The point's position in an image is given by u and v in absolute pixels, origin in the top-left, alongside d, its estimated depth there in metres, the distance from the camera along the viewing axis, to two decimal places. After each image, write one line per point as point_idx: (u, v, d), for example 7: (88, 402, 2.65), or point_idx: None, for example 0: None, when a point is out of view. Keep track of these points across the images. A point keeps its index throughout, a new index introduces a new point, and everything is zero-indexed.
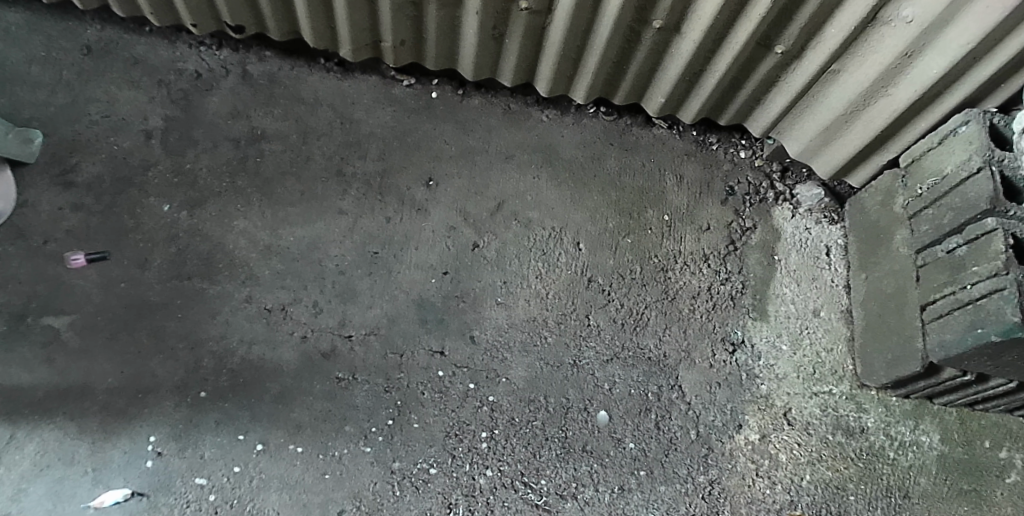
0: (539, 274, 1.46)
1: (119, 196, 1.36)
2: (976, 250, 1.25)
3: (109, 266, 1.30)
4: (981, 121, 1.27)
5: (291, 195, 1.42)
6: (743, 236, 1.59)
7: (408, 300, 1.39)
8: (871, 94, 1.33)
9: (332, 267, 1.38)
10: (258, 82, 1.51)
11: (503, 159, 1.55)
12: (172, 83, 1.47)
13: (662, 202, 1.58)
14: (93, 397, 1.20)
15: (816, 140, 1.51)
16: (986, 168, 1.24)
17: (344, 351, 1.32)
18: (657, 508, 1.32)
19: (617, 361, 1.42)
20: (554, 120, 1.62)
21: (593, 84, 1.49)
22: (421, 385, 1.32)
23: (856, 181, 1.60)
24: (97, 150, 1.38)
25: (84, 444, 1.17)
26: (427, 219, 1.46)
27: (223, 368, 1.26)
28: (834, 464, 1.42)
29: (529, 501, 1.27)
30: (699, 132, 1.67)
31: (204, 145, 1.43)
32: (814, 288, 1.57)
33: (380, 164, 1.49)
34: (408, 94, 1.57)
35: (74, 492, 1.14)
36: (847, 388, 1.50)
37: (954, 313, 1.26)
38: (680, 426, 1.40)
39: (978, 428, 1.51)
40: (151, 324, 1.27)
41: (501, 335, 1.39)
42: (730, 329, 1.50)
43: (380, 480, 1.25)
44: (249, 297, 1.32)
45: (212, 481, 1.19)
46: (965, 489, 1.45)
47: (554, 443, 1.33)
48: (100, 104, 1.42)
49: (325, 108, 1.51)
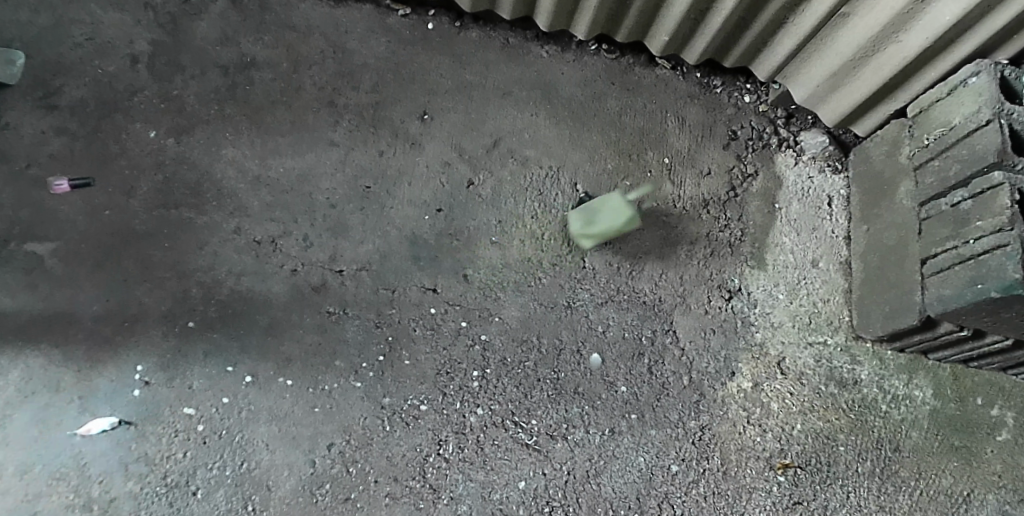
0: (535, 214, 1.43)
1: (104, 121, 1.31)
2: (981, 204, 1.22)
3: (94, 193, 1.27)
4: (992, 73, 1.24)
5: (281, 125, 1.37)
6: (743, 183, 1.55)
7: (400, 236, 1.35)
8: (880, 41, 1.29)
9: (324, 200, 1.34)
10: (248, 8, 1.45)
11: (501, 95, 1.49)
12: (159, 6, 1.41)
13: (663, 145, 1.54)
14: (79, 324, 1.19)
15: (822, 87, 1.46)
16: (995, 121, 1.21)
17: (334, 285, 1.30)
18: (647, 451, 1.33)
19: (613, 305, 1.40)
20: (554, 56, 1.55)
21: (595, 19, 1.44)
22: (412, 321, 1.31)
23: (862, 129, 1.55)
24: (81, 74, 1.33)
25: (69, 371, 1.17)
26: (421, 154, 1.42)
27: (212, 299, 1.25)
28: (826, 414, 1.42)
29: (519, 440, 1.28)
30: (703, 74, 1.61)
31: (192, 71, 1.38)
32: (814, 238, 1.54)
33: (373, 97, 1.43)
34: (404, 24, 1.50)
35: (61, 420, 1.14)
36: (842, 339, 1.48)
37: (954, 267, 1.24)
38: (673, 372, 1.39)
39: (972, 386, 1.50)
40: (139, 252, 1.25)
41: (495, 275, 1.37)
42: (728, 276, 1.48)
43: (370, 415, 1.24)
44: (238, 228, 1.29)
45: (200, 412, 1.19)
46: (955, 444, 1.45)
47: (546, 384, 1.32)
48: (84, 26, 1.37)
49: (317, 36, 1.45)
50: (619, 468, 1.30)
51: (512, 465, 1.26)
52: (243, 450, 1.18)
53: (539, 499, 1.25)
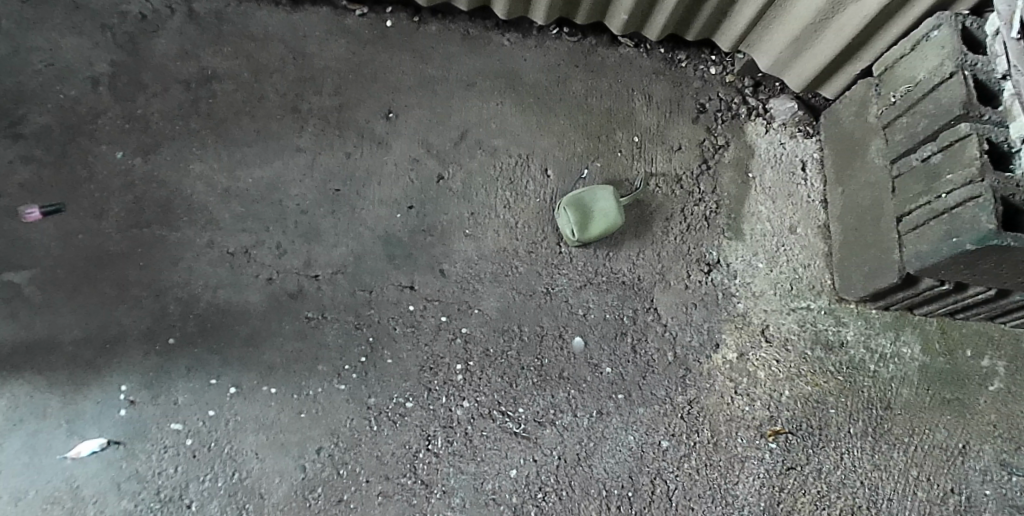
0: (507, 204, 1.43)
1: (69, 146, 1.30)
2: (951, 157, 1.22)
3: (66, 219, 1.27)
4: (953, 25, 1.24)
5: (246, 135, 1.37)
6: (715, 155, 1.55)
7: (373, 236, 1.36)
8: (838, 2, 1.28)
9: (294, 206, 1.35)
10: (204, 21, 1.43)
11: (465, 87, 1.49)
12: (115, 26, 1.40)
13: (631, 124, 1.54)
14: (61, 350, 1.20)
15: (785, 53, 1.46)
16: (959, 72, 1.21)
17: (311, 291, 1.30)
18: (636, 430, 1.33)
19: (592, 287, 1.40)
20: (516, 44, 1.54)
21: (553, 4, 1.42)
22: (392, 320, 1.31)
23: (831, 92, 1.55)
24: (43, 100, 1.32)
25: (56, 396, 1.17)
26: (388, 152, 1.41)
27: (190, 314, 1.25)
28: (813, 379, 1.42)
29: (507, 429, 1.28)
30: (667, 49, 1.61)
31: (154, 89, 1.37)
32: (790, 204, 1.54)
33: (336, 100, 1.43)
34: (362, 24, 1.49)
35: (51, 444, 1.15)
36: (825, 302, 1.49)
37: (929, 223, 1.23)
38: (656, 349, 1.39)
39: (959, 338, 1.51)
40: (115, 273, 1.25)
41: (471, 267, 1.37)
42: (705, 250, 1.48)
43: (357, 416, 1.25)
44: (211, 241, 1.30)
45: (187, 426, 1.20)
46: (947, 398, 1.45)
47: (530, 372, 1.33)
48: (42, 52, 1.35)
49: (275, 44, 1.44)
50: (610, 449, 1.31)
51: (502, 454, 1.27)
52: (233, 460, 1.19)
53: (531, 486, 1.26)
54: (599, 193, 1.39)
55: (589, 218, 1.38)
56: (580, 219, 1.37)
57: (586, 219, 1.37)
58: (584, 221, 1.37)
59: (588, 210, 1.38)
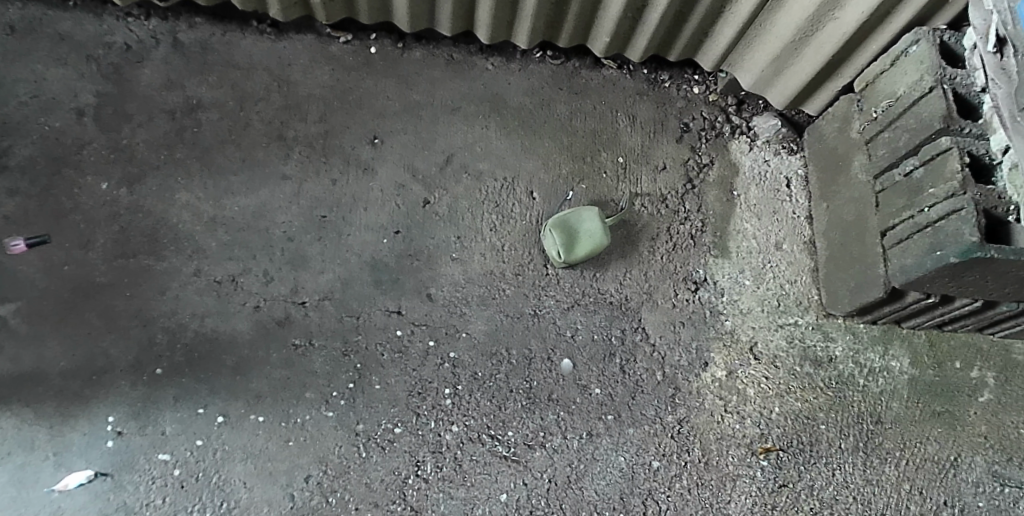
0: (494, 226, 1.43)
1: (55, 177, 1.31)
2: (933, 172, 1.23)
3: (52, 250, 1.27)
4: (931, 39, 1.25)
5: (232, 163, 1.38)
6: (700, 174, 1.56)
7: (360, 262, 1.36)
8: (817, 20, 1.30)
9: (281, 234, 1.35)
10: (190, 51, 1.45)
11: (449, 112, 1.50)
12: (101, 57, 1.41)
13: (616, 144, 1.55)
14: (47, 382, 1.19)
15: (767, 70, 1.48)
16: (938, 87, 1.22)
17: (299, 318, 1.30)
18: (626, 451, 1.33)
19: (579, 308, 1.41)
20: (499, 67, 1.56)
21: (535, 27, 1.44)
22: (379, 346, 1.31)
23: (813, 108, 1.57)
24: (29, 132, 1.33)
25: (43, 429, 1.17)
26: (374, 178, 1.42)
27: (177, 343, 1.25)
28: (803, 395, 1.43)
29: (497, 453, 1.28)
30: (650, 70, 1.62)
31: (139, 119, 1.38)
32: (775, 221, 1.55)
33: (322, 126, 1.44)
34: (347, 51, 1.50)
35: (38, 477, 1.14)
36: (813, 318, 1.49)
37: (912, 237, 1.24)
38: (645, 369, 1.40)
39: (948, 350, 1.51)
40: (101, 304, 1.25)
41: (458, 291, 1.38)
42: (692, 268, 1.49)
43: (346, 443, 1.25)
44: (198, 270, 1.30)
45: (175, 456, 1.19)
46: (937, 411, 1.46)
47: (519, 395, 1.33)
48: (28, 84, 1.36)
49: (261, 72, 1.46)
50: (600, 470, 1.31)
51: (491, 478, 1.26)
52: (221, 490, 1.19)
53: (522, 510, 1.25)
54: (584, 214, 1.40)
55: (575, 239, 1.39)
56: (567, 239, 1.38)
57: (573, 240, 1.38)
58: (572, 242, 1.38)
59: (573, 231, 1.39)
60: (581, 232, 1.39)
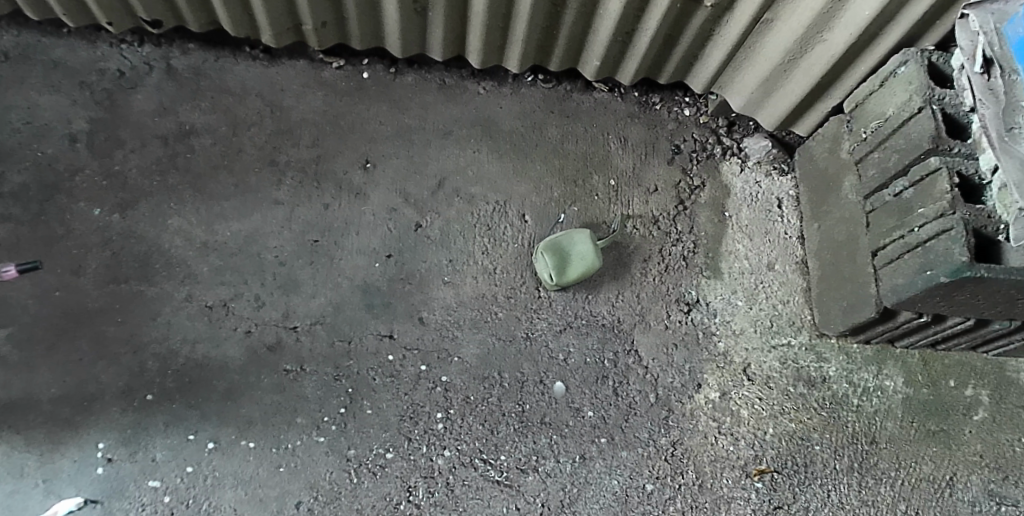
0: (486, 249, 1.44)
1: (47, 203, 1.31)
2: (922, 192, 1.23)
3: (43, 276, 1.27)
4: (919, 60, 1.26)
5: (224, 189, 1.39)
6: (691, 195, 1.57)
7: (352, 286, 1.36)
8: (805, 42, 1.31)
9: (273, 259, 1.35)
10: (183, 77, 1.46)
11: (441, 136, 1.51)
12: (94, 84, 1.42)
13: (607, 166, 1.56)
14: (37, 408, 1.19)
15: (757, 92, 1.49)
16: (927, 108, 1.23)
17: (290, 343, 1.30)
18: (620, 474, 1.32)
19: (571, 331, 1.41)
20: (491, 91, 1.57)
21: (525, 52, 1.45)
22: (372, 371, 1.31)
23: (803, 129, 1.58)
24: (21, 158, 1.33)
25: (32, 456, 1.16)
26: (366, 203, 1.43)
27: (168, 370, 1.25)
28: (797, 415, 1.42)
29: (489, 478, 1.28)
30: (641, 92, 1.64)
31: (132, 145, 1.38)
32: (767, 241, 1.56)
33: (314, 151, 1.45)
34: (338, 76, 1.52)
35: (27, 504, 1.13)
36: (806, 338, 1.49)
37: (904, 257, 1.24)
38: (638, 391, 1.39)
39: (942, 369, 1.51)
40: (92, 330, 1.25)
41: (451, 314, 1.38)
42: (684, 289, 1.49)
43: (337, 469, 1.24)
44: (189, 296, 1.30)
45: (166, 483, 1.18)
46: (932, 430, 1.45)
47: (512, 418, 1.33)
48: (21, 110, 1.37)
49: (253, 98, 1.47)
50: (593, 494, 1.30)
51: (484, 503, 1.26)
52: None
53: None
54: (577, 237, 1.40)
55: (567, 262, 1.39)
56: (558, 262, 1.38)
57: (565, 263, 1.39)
58: (564, 265, 1.39)
59: (566, 254, 1.39)
60: (574, 254, 1.39)
